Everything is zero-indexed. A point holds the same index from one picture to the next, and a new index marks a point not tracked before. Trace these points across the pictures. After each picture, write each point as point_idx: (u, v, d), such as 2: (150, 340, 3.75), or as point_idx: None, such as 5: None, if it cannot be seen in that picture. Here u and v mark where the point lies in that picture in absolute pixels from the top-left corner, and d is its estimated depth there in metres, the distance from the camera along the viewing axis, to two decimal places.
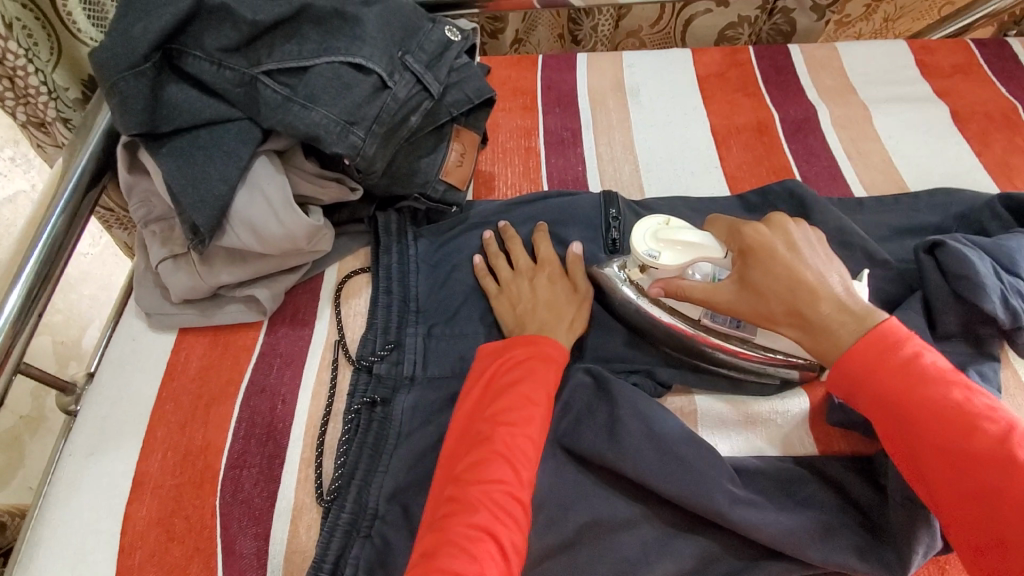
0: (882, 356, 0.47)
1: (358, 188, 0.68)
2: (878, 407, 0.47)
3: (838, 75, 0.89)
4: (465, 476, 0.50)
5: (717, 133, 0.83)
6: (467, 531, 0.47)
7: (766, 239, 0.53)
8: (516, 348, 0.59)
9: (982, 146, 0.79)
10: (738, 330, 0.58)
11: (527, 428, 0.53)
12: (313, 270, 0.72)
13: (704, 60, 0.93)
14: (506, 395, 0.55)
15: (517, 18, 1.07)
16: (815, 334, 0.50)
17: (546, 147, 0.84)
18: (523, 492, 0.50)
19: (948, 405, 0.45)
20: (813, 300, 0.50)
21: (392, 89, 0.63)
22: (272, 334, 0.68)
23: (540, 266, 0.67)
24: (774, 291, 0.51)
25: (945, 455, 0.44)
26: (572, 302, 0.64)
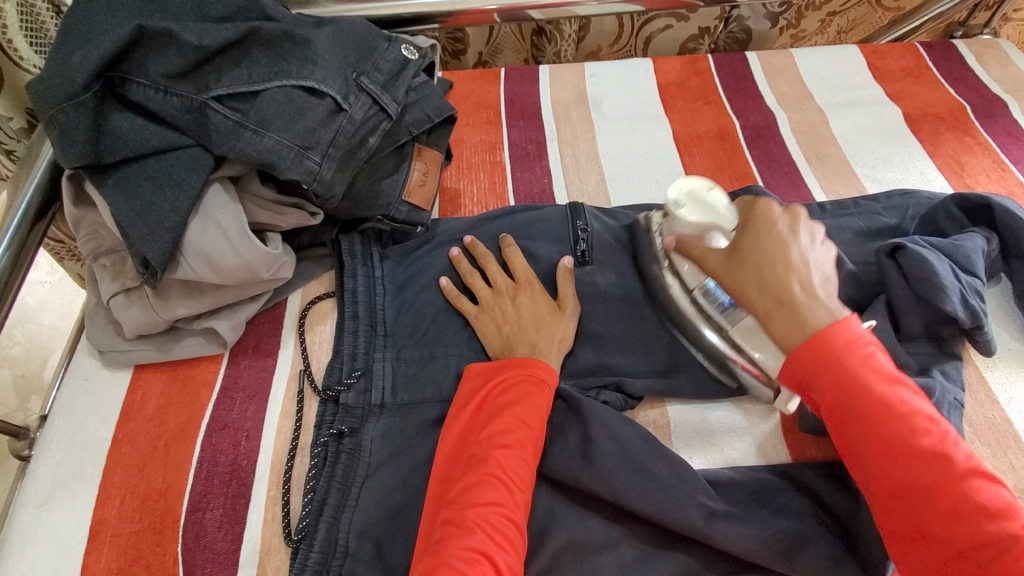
0: (841, 350, 0.46)
1: (318, 213, 0.66)
2: (836, 397, 0.45)
3: (795, 81, 0.91)
4: (460, 498, 0.49)
5: (680, 141, 0.84)
6: (464, 553, 0.45)
7: (768, 215, 0.53)
8: (509, 369, 0.58)
9: (935, 146, 0.81)
10: (720, 316, 0.60)
11: (522, 450, 0.52)
12: (276, 296, 0.70)
13: (665, 69, 0.94)
14: (498, 415, 0.54)
15: (480, 40, 1.08)
16: (766, 311, 0.50)
17: (511, 161, 0.83)
18: (519, 514, 0.49)
19: (898, 404, 0.44)
20: (782, 282, 0.50)
21: (348, 112, 0.62)
22: (234, 366, 0.65)
23: (520, 283, 0.66)
24: (753, 261, 0.52)
25: (892, 450, 0.43)
26: (557, 318, 0.63)
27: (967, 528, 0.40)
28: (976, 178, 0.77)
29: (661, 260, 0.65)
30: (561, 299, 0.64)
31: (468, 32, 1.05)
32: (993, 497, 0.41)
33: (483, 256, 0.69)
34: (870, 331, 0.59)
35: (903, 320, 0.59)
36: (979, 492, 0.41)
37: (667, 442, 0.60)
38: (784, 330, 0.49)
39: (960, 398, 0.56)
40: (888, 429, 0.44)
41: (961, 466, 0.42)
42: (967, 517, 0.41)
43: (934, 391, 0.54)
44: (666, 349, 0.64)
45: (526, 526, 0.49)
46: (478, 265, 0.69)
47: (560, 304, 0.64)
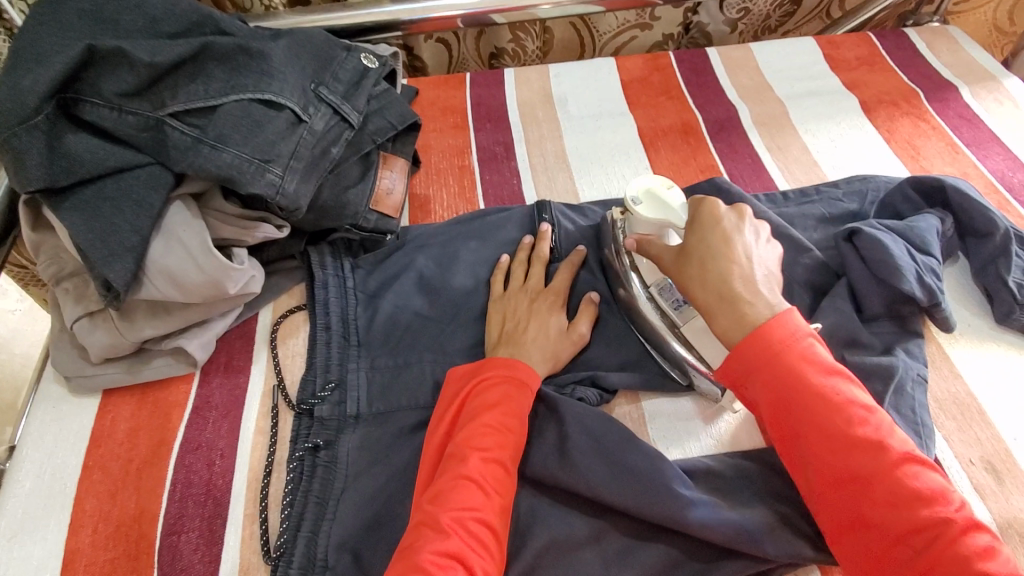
0: (780, 347, 0.48)
1: (284, 226, 0.65)
2: (776, 392, 0.47)
3: (755, 74, 0.92)
4: (435, 502, 0.49)
5: (644, 137, 0.85)
6: (435, 559, 0.44)
7: (717, 215, 0.55)
8: (490, 369, 0.57)
9: (891, 131, 0.83)
10: (673, 312, 0.61)
11: (500, 453, 0.52)
12: (247, 313, 0.69)
13: (628, 66, 0.95)
14: (478, 417, 0.54)
15: (442, 64, 1.09)
16: (709, 303, 0.52)
17: (480, 164, 0.83)
18: (494, 519, 0.48)
19: (834, 396, 0.46)
20: (722, 275, 0.52)
21: (308, 123, 0.62)
22: (206, 386, 0.64)
23: (554, 292, 0.65)
24: (700, 256, 0.54)
25: (829, 442, 0.45)
26: (564, 344, 0.62)
27: (903, 515, 0.42)
28: (930, 160, 0.79)
29: (622, 256, 0.65)
30: (576, 325, 0.63)
31: (425, 59, 1.07)
32: (926, 482, 0.43)
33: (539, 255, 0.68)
34: (835, 315, 0.60)
35: (865, 301, 0.61)
36: (912, 478, 0.43)
37: (645, 435, 0.60)
38: (724, 323, 0.51)
39: (923, 373, 0.57)
40: (829, 424, 0.45)
41: (896, 454, 0.44)
42: (900, 503, 0.42)
43: (897, 369, 0.56)
44: (638, 344, 0.65)
45: (503, 531, 0.49)
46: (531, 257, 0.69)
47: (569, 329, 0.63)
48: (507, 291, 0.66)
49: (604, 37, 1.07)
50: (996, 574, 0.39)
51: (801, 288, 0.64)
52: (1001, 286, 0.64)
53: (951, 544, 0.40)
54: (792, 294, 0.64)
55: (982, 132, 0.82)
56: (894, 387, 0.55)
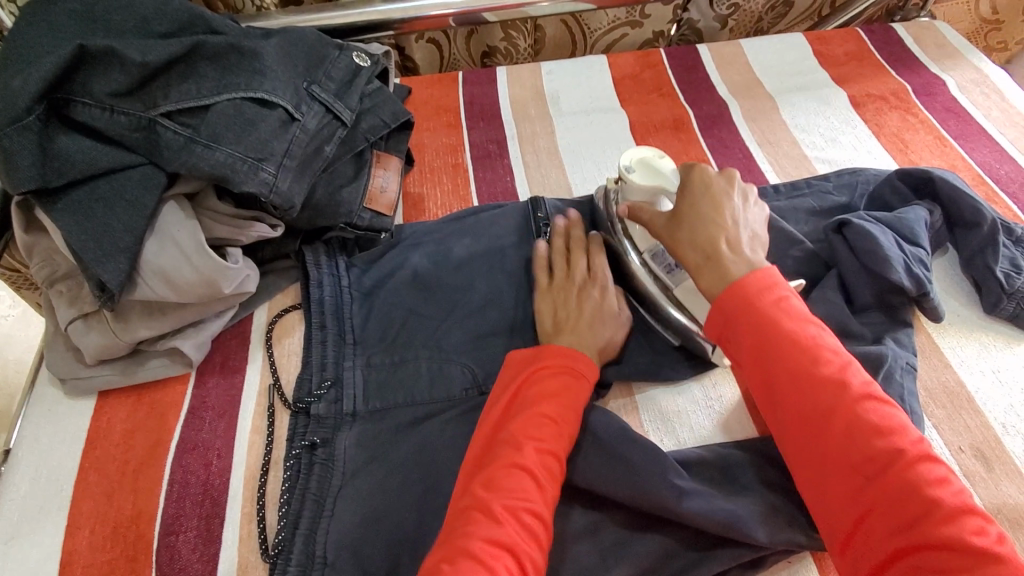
0: (751, 292, 0.48)
1: (278, 224, 0.66)
2: (746, 334, 0.47)
3: (745, 70, 0.93)
4: (488, 489, 0.48)
5: (636, 133, 0.86)
6: (488, 547, 0.44)
7: (707, 177, 0.56)
8: (550, 358, 0.57)
9: (879, 125, 0.84)
10: (666, 276, 0.62)
11: (557, 443, 0.51)
12: (242, 312, 0.69)
13: (619, 63, 0.96)
14: (537, 407, 0.53)
15: (435, 64, 1.10)
16: (697, 263, 0.53)
17: (473, 162, 0.84)
18: (546, 510, 0.47)
19: (802, 337, 0.46)
20: (710, 236, 0.53)
21: (301, 121, 0.62)
22: (202, 386, 0.64)
23: (596, 275, 0.65)
24: (689, 218, 0.55)
25: (795, 381, 0.45)
26: (614, 327, 0.63)
27: (862, 448, 0.42)
28: (919, 153, 0.80)
29: (616, 225, 0.66)
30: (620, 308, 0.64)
31: (417, 59, 1.07)
32: (888, 417, 0.43)
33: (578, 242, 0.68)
34: (825, 306, 0.61)
35: (855, 292, 0.62)
36: (874, 414, 0.43)
37: (639, 427, 0.61)
38: (710, 281, 0.51)
39: (913, 362, 0.58)
40: (797, 361, 0.45)
41: (859, 391, 0.44)
42: (860, 437, 0.42)
43: (888, 358, 0.56)
44: (632, 338, 0.66)
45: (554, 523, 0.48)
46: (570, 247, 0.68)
47: (618, 311, 0.64)
48: (552, 281, 0.65)
49: (595, 34, 1.07)
50: (948, 501, 0.39)
51: (792, 280, 0.65)
52: (988, 276, 0.64)
53: (907, 474, 0.40)
54: None
55: (969, 125, 0.83)
56: (884, 376, 0.56)
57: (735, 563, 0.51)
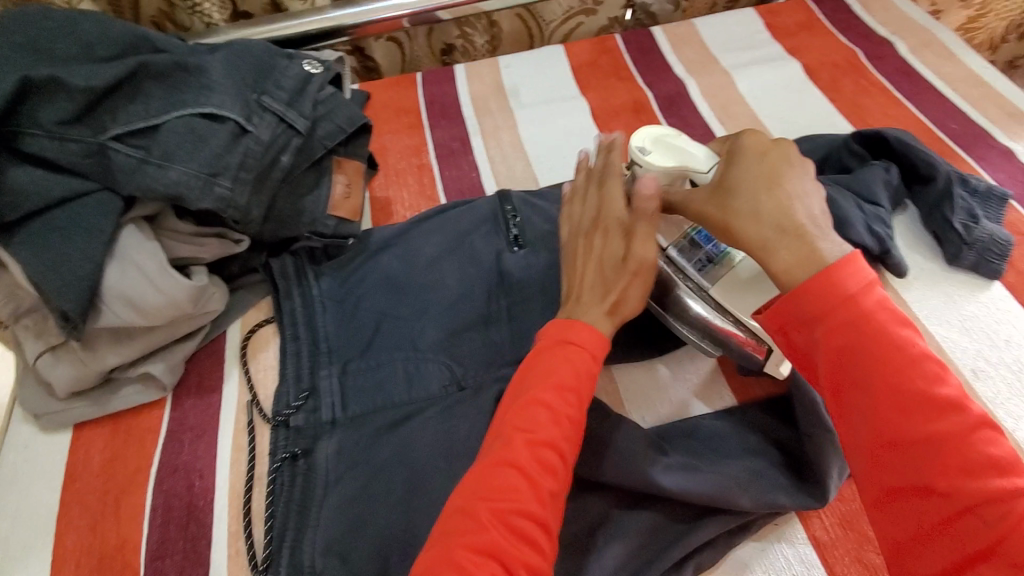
0: (844, 287, 0.40)
1: (243, 239, 0.66)
2: (838, 338, 0.40)
3: (699, 48, 0.94)
4: (475, 489, 0.44)
5: (597, 118, 0.86)
6: (472, 554, 0.40)
7: (760, 141, 0.48)
8: (546, 337, 0.51)
9: (834, 91, 0.85)
10: (699, 276, 0.58)
11: (553, 432, 0.46)
12: (215, 330, 0.68)
13: (576, 52, 0.96)
14: (530, 395, 0.47)
15: (395, 67, 1.09)
16: (765, 238, 0.44)
17: (437, 161, 0.83)
18: (539, 511, 0.43)
19: (906, 348, 0.39)
20: (784, 209, 0.44)
21: (253, 133, 0.61)
22: (179, 409, 0.64)
23: (606, 220, 0.55)
24: (753, 187, 0.46)
25: (897, 397, 0.38)
26: (625, 282, 0.53)
27: (972, 482, 0.36)
28: (874, 116, 0.81)
29: None
30: (636, 253, 0.53)
31: (378, 58, 1.06)
32: (1002, 450, 0.36)
33: (606, 178, 0.58)
34: None
35: None
36: (987, 443, 0.36)
37: (617, 405, 0.61)
38: (786, 261, 0.43)
39: None
40: (902, 377, 0.38)
41: (972, 417, 0.37)
42: (971, 470, 0.36)
43: None
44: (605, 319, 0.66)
45: (549, 525, 0.43)
46: (595, 183, 0.59)
47: (627, 259, 0.53)
48: (569, 235, 0.58)
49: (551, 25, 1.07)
50: None
51: None
52: (947, 228, 0.66)
53: None
54: None
55: (921, 84, 0.84)
56: None
57: (722, 531, 0.51)
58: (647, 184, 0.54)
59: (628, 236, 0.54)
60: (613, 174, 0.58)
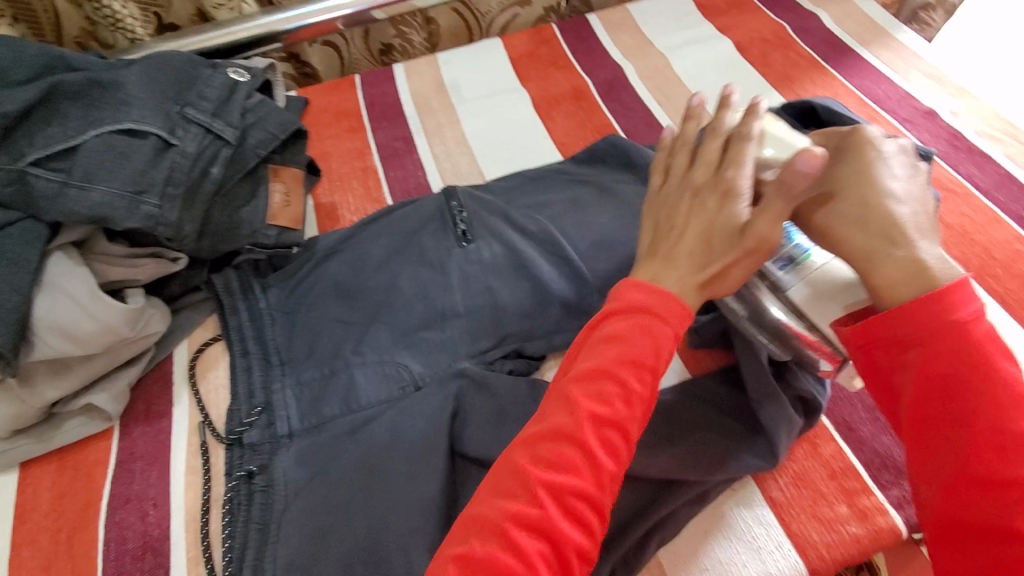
0: (950, 309, 0.36)
1: (181, 257, 0.64)
2: (937, 360, 0.36)
3: (635, 33, 0.95)
4: (529, 457, 0.41)
5: (539, 108, 0.87)
6: (519, 527, 0.38)
7: (874, 141, 0.43)
8: (621, 295, 0.46)
9: (765, 66, 0.87)
10: (780, 275, 0.50)
11: (624, 407, 0.41)
12: (160, 353, 0.66)
13: (514, 44, 0.96)
14: (599, 363, 0.43)
15: (335, 72, 1.08)
16: (869, 248, 0.40)
17: (382, 162, 0.82)
18: (596, 492, 0.40)
19: (1013, 388, 0.35)
20: (895, 218, 0.40)
21: (178, 146, 0.59)
22: (128, 438, 0.61)
23: (726, 181, 0.46)
24: (862, 190, 0.41)
25: (995, 435, 0.34)
26: (729, 261, 0.44)
27: None
28: (804, 87, 0.84)
29: None
30: (755, 230, 0.43)
31: (316, 63, 1.05)
32: None
33: (736, 134, 0.48)
34: None
35: None
36: None
37: None
38: (889, 274, 0.39)
39: None
40: (1006, 418, 0.34)
41: None
42: None
43: None
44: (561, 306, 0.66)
45: (605, 508, 0.40)
46: (718, 129, 0.50)
47: (742, 234, 0.44)
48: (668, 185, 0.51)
49: (488, 18, 1.07)
50: None
51: None
52: None
53: None
54: None
55: (846, 54, 0.87)
56: None
57: (681, 505, 0.53)
58: (811, 162, 0.41)
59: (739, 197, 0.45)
60: (749, 132, 0.47)
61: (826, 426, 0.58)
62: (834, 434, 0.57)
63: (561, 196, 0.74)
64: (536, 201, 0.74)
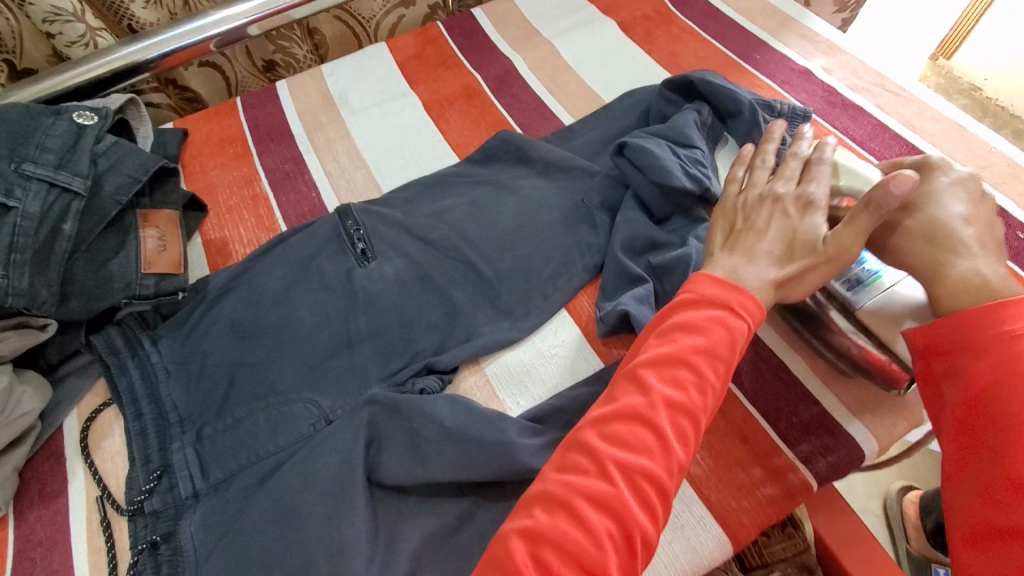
0: (996, 328, 0.43)
1: (49, 323, 0.58)
2: (983, 371, 0.43)
3: (521, 23, 0.94)
4: (601, 436, 0.44)
5: (432, 111, 0.85)
6: (589, 501, 0.42)
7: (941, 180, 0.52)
8: (695, 289, 0.50)
9: (649, 43, 0.88)
10: (848, 294, 0.56)
11: (698, 399, 0.45)
12: (48, 428, 0.61)
13: (400, 46, 0.93)
14: (673, 352, 0.47)
15: (219, 94, 1.02)
16: (934, 261, 0.48)
17: (272, 188, 0.78)
18: (664, 475, 0.43)
19: None
20: (957, 234, 0.48)
21: (18, 208, 0.56)
22: (22, 525, 0.56)
23: (808, 196, 0.53)
24: (932, 214, 0.50)
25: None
26: (809, 264, 0.50)
27: None
28: (687, 61, 0.85)
29: None
30: (839, 239, 0.50)
31: (196, 87, 0.98)
32: None
33: (814, 157, 0.56)
34: (627, 229, 0.65)
35: (653, 207, 0.66)
36: None
37: (492, 399, 0.61)
38: (954, 286, 0.47)
39: None
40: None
41: None
42: None
43: (690, 259, 0.61)
44: (475, 313, 0.65)
45: (670, 493, 0.43)
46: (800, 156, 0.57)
47: (824, 243, 0.50)
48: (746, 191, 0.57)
49: (374, 22, 1.04)
50: None
51: (598, 211, 0.69)
52: None
53: None
54: (594, 219, 0.69)
55: (724, 23, 0.89)
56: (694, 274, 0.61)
57: None
58: (903, 185, 0.48)
59: (817, 210, 0.53)
60: (823, 156, 0.56)
61: (736, 394, 0.59)
62: (742, 399, 0.59)
63: (461, 199, 0.73)
64: (435, 208, 0.72)
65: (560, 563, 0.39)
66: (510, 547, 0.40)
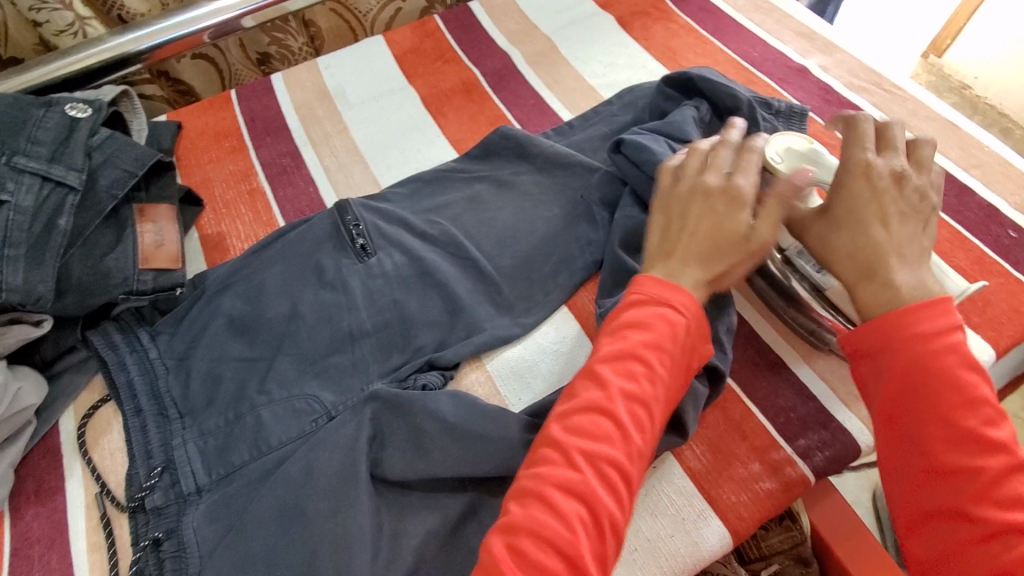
0: (912, 326, 0.43)
1: (43, 318, 0.58)
2: (901, 371, 0.43)
3: (519, 17, 0.94)
4: (564, 428, 0.45)
5: (430, 106, 0.84)
6: (559, 488, 0.42)
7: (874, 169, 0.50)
8: (641, 286, 0.50)
9: (648, 39, 0.88)
10: (816, 276, 0.57)
11: (649, 386, 0.46)
12: (44, 425, 0.60)
13: (396, 40, 0.93)
14: (624, 345, 0.47)
15: (212, 87, 1.01)
16: (858, 267, 0.48)
17: (269, 182, 0.78)
18: (626, 460, 0.44)
19: (965, 391, 0.41)
20: (874, 242, 0.47)
21: (12, 202, 0.56)
22: (20, 524, 0.55)
23: (736, 189, 0.50)
24: (860, 210, 0.49)
25: (945, 431, 0.41)
26: (735, 262, 0.50)
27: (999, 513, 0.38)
28: (685, 57, 0.85)
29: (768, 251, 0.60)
30: (761, 236, 0.49)
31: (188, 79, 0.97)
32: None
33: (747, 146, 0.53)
34: (628, 224, 0.65)
35: None
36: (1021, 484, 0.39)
37: (493, 395, 0.61)
38: (870, 297, 0.46)
39: None
40: (956, 415, 0.41)
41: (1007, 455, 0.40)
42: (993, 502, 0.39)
43: None
44: (476, 308, 0.65)
45: (633, 477, 0.44)
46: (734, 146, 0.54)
47: (750, 240, 0.49)
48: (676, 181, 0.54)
49: (370, 16, 1.03)
50: None
51: (598, 208, 0.69)
52: None
53: None
54: (594, 216, 0.69)
55: (722, 20, 0.90)
56: None
57: None
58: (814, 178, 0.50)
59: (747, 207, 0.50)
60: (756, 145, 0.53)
61: (734, 389, 0.60)
62: (741, 395, 0.59)
63: (460, 195, 0.73)
64: (434, 204, 0.72)
65: (540, 551, 0.40)
66: (490, 544, 0.41)
